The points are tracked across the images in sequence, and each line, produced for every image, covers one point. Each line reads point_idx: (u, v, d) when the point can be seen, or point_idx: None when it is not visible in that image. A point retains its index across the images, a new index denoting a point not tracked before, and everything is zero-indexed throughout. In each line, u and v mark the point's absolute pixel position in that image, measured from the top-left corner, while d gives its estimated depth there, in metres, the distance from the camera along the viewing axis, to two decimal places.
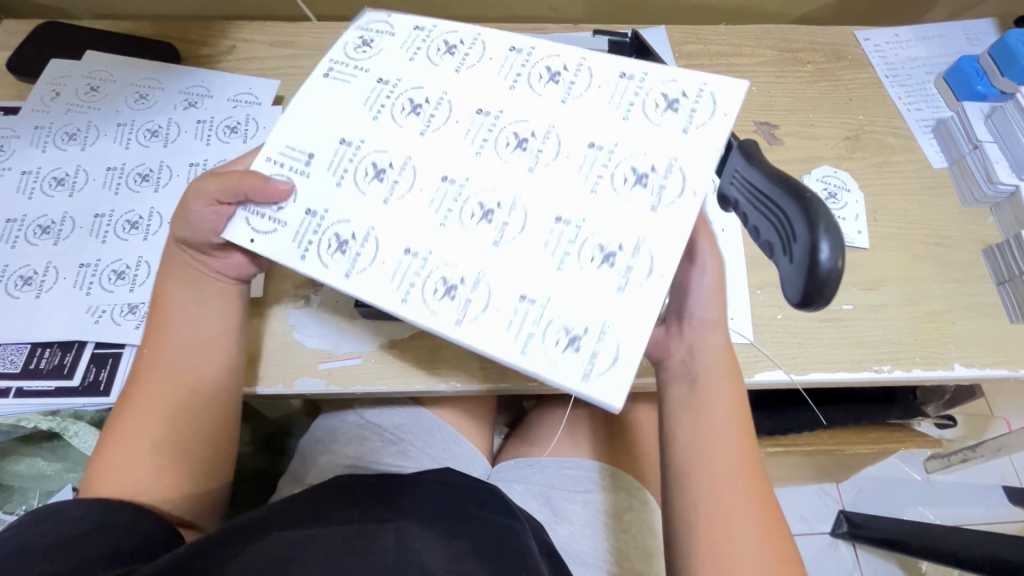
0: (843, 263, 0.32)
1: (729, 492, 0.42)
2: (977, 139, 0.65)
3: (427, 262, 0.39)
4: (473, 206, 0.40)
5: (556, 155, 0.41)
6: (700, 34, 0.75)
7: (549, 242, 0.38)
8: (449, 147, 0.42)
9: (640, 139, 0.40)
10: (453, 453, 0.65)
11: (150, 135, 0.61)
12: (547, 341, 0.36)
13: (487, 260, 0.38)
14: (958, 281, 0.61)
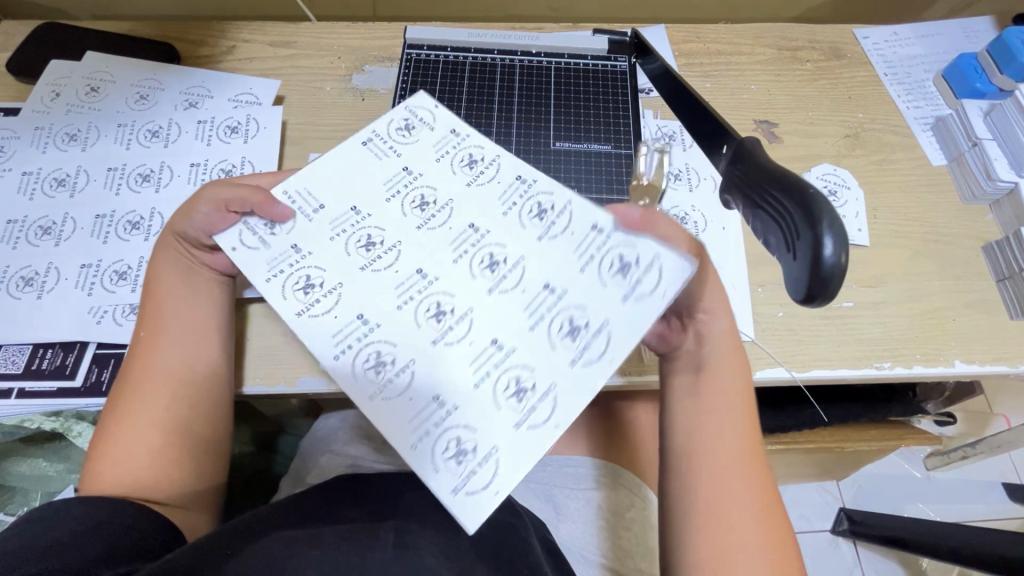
0: (847, 259, 0.31)
1: (729, 475, 0.42)
2: (977, 136, 0.65)
3: (361, 339, 0.37)
4: (430, 306, 0.37)
5: (515, 286, 0.38)
6: (700, 33, 0.75)
7: (479, 356, 0.36)
8: (420, 246, 0.39)
9: (597, 291, 0.37)
10: None
11: (151, 136, 0.61)
12: (435, 444, 0.34)
13: (422, 356, 0.36)
14: (958, 278, 0.62)
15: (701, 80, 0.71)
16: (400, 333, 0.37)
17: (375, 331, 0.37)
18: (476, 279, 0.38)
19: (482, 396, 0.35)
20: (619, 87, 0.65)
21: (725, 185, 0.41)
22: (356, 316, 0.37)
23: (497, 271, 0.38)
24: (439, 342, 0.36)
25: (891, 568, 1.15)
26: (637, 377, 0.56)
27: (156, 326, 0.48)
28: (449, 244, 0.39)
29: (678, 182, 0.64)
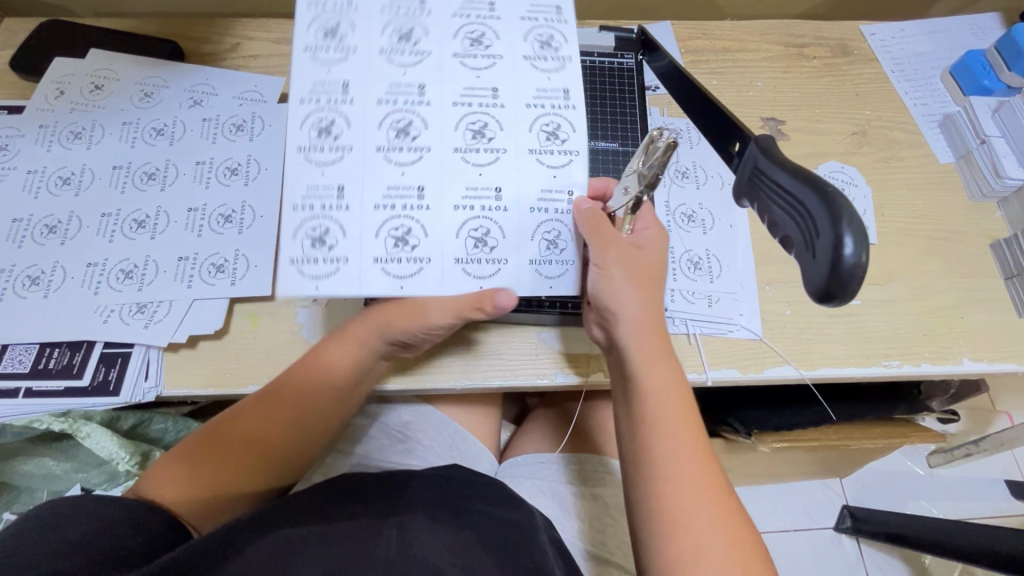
0: (866, 260, 0.31)
1: (676, 468, 0.42)
2: (985, 133, 0.65)
3: (321, 210, 0.41)
4: (396, 226, 0.42)
5: (458, 207, 0.43)
6: (706, 29, 0.74)
7: (394, 229, 0.42)
8: (398, 148, 0.42)
9: (517, 241, 0.44)
10: (460, 450, 0.65)
11: (155, 134, 0.61)
12: (312, 227, 0.41)
13: (352, 241, 0.41)
14: (966, 276, 0.61)
15: (708, 77, 0.71)
16: (356, 225, 0.42)
17: (334, 213, 0.41)
18: (461, 174, 0.43)
19: (376, 270, 0.42)
20: (626, 83, 0.65)
21: (739, 183, 0.41)
22: (333, 188, 0.41)
23: (451, 186, 0.43)
24: (372, 239, 0.42)
25: (894, 565, 1.15)
26: None
27: (304, 363, 0.50)
28: (448, 160, 0.43)
29: (684, 180, 0.64)
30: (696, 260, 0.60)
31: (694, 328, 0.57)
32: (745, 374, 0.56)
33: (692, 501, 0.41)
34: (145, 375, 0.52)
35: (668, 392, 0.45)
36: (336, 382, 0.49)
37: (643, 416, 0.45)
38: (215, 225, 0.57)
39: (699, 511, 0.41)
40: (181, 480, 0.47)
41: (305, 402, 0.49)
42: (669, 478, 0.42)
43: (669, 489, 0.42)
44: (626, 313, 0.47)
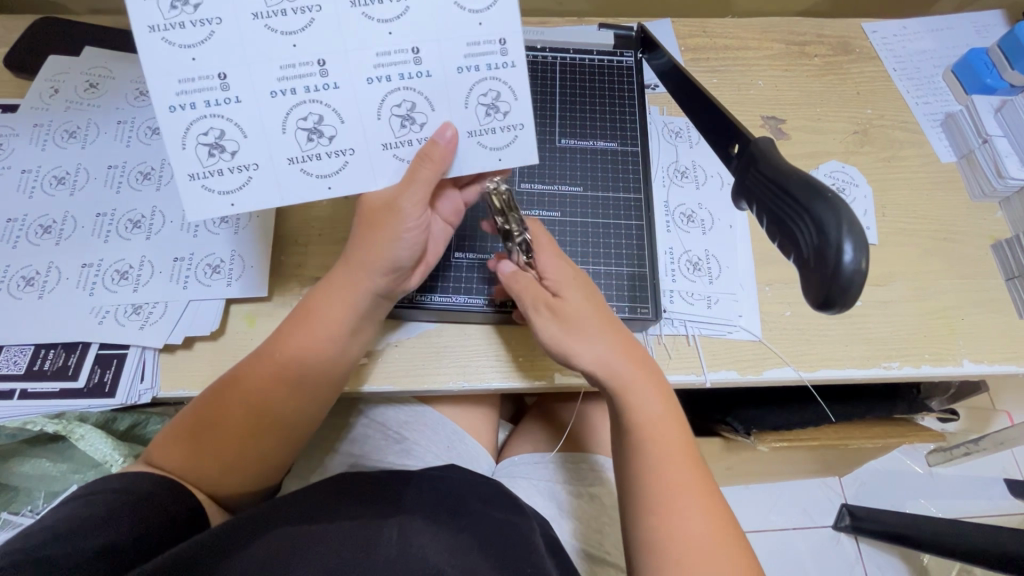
0: (866, 265, 0.31)
1: (671, 496, 0.44)
2: (987, 132, 0.65)
3: (207, 107, 0.42)
4: (304, 116, 0.43)
5: (312, 93, 0.43)
6: (706, 27, 0.74)
7: (301, 121, 0.43)
8: (321, 33, 0.41)
9: (449, 117, 0.44)
10: (458, 450, 0.65)
11: (151, 133, 0.61)
12: (207, 125, 0.42)
13: (253, 142, 0.43)
14: (967, 277, 0.61)
15: (708, 75, 0.71)
16: (255, 122, 0.43)
17: (225, 109, 0.42)
18: (359, 46, 0.41)
19: (291, 171, 0.44)
20: (624, 82, 0.64)
21: (737, 185, 0.40)
22: (216, 78, 0.41)
23: (378, 70, 0.42)
24: (280, 135, 0.43)
25: (892, 563, 1.15)
26: None
27: (294, 318, 0.49)
28: (344, 19, 0.41)
29: (683, 180, 0.63)
30: (696, 261, 0.59)
31: (693, 330, 0.56)
32: (745, 376, 0.55)
33: (691, 531, 0.42)
34: (141, 376, 0.51)
35: (658, 424, 0.47)
36: (329, 333, 0.48)
37: (640, 452, 0.46)
38: (210, 225, 0.57)
39: (701, 542, 0.42)
40: (177, 448, 0.47)
41: (288, 351, 0.48)
42: (669, 515, 0.43)
43: (666, 524, 0.43)
44: (594, 363, 0.47)
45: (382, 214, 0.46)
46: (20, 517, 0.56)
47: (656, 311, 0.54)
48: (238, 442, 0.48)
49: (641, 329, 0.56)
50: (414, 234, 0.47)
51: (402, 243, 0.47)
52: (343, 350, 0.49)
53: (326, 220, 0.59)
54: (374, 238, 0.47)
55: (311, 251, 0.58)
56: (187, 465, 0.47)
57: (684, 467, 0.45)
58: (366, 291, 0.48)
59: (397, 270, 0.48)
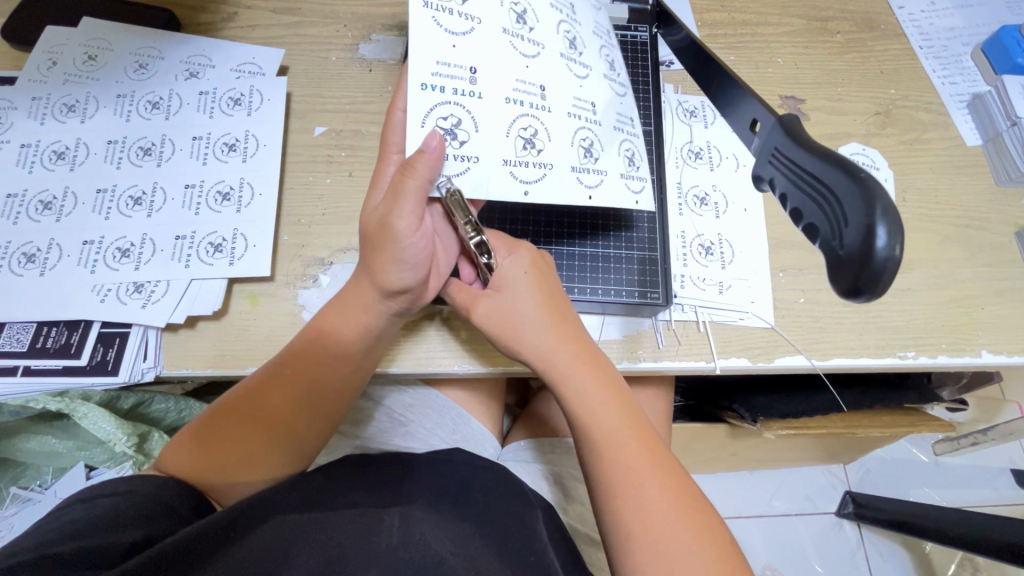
0: (902, 250, 0.29)
1: (635, 476, 0.44)
2: (1016, 115, 0.62)
3: (453, 94, 0.44)
4: (525, 127, 0.47)
5: (536, 116, 0.47)
6: (725, 2, 0.71)
7: (522, 137, 0.46)
8: (546, 69, 0.48)
9: (610, 159, 0.49)
10: (463, 434, 0.65)
11: (151, 107, 0.59)
12: (444, 108, 0.44)
13: (486, 139, 0.45)
14: (989, 265, 0.59)
15: (725, 53, 0.68)
16: (486, 120, 0.45)
17: (466, 100, 0.44)
18: (565, 84, 0.48)
19: (503, 171, 0.45)
20: (639, 59, 0.62)
21: (760, 166, 0.38)
22: (467, 71, 0.44)
23: (582, 112, 0.49)
24: (504, 138, 0.46)
25: (893, 549, 1.16)
26: (653, 364, 0.54)
27: (307, 334, 0.49)
28: (557, 63, 0.48)
29: (697, 161, 0.61)
30: (708, 246, 0.58)
31: (704, 315, 0.55)
32: (756, 363, 0.54)
33: (654, 511, 0.43)
34: (144, 355, 0.51)
35: (606, 408, 0.47)
36: (347, 349, 0.48)
37: (590, 440, 0.46)
38: (212, 203, 0.56)
39: (670, 521, 0.42)
40: (183, 453, 0.47)
41: (312, 375, 0.48)
42: (629, 495, 0.44)
43: (630, 506, 0.43)
44: (533, 355, 0.48)
45: (380, 234, 0.45)
46: (30, 492, 0.58)
47: (666, 296, 0.53)
48: (256, 450, 0.48)
49: (649, 315, 0.55)
50: (416, 253, 0.45)
51: (405, 262, 0.45)
52: (361, 361, 0.50)
53: (330, 199, 0.58)
54: (372, 258, 0.46)
55: (315, 230, 0.57)
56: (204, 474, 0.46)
57: (638, 445, 0.46)
58: (379, 310, 0.48)
59: (403, 291, 0.47)
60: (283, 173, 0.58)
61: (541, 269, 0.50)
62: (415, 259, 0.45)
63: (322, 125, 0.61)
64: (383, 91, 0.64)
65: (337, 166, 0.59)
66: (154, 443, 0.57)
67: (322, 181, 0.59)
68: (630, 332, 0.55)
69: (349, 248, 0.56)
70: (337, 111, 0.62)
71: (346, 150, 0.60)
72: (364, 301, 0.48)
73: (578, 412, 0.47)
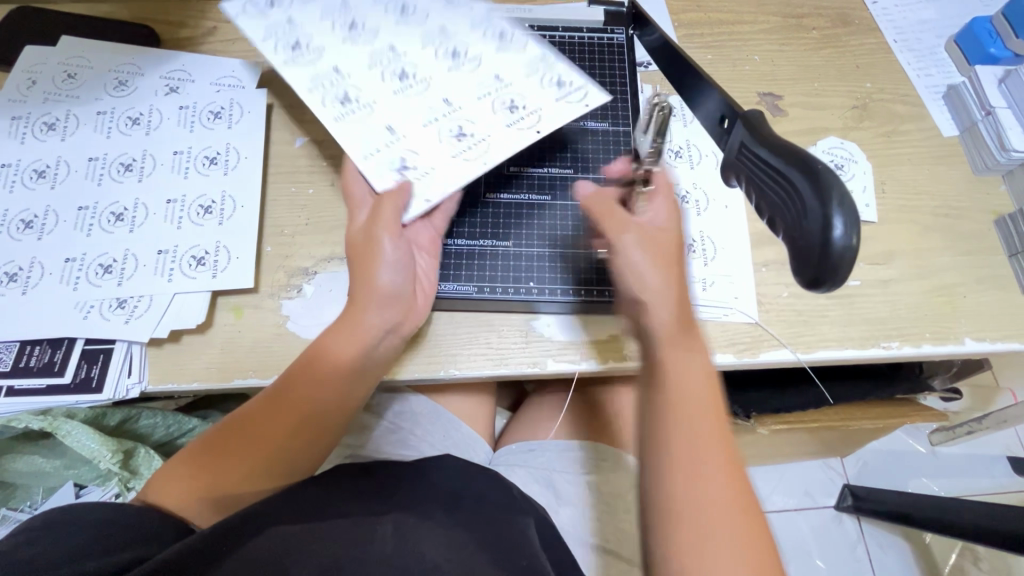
0: (855, 242, 0.31)
1: (706, 461, 0.41)
2: (990, 105, 0.63)
3: (389, 144, 0.49)
4: (460, 119, 0.51)
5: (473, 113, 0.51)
6: (700, 2, 0.72)
7: (445, 130, 0.50)
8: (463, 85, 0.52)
9: (560, 101, 0.51)
10: (455, 439, 0.66)
11: (131, 123, 0.59)
12: (385, 156, 0.48)
13: (429, 152, 0.49)
14: (969, 253, 0.60)
15: (702, 52, 0.69)
16: (425, 139, 0.49)
17: (400, 140, 0.49)
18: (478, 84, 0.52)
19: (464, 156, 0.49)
20: (616, 62, 0.63)
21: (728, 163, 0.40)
22: (384, 125, 0.50)
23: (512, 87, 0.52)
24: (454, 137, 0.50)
25: (893, 541, 1.16)
26: (640, 363, 0.54)
27: (303, 357, 0.49)
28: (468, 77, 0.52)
29: (677, 160, 0.62)
30: (690, 243, 0.58)
31: (688, 312, 0.55)
32: (741, 359, 0.54)
33: (713, 499, 0.40)
34: (128, 370, 0.51)
35: (694, 386, 0.43)
36: (334, 371, 0.48)
37: (675, 406, 0.43)
38: (194, 216, 0.56)
39: (721, 519, 0.39)
40: (177, 478, 0.47)
41: (293, 383, 0.48)
42: (697, 474, 0.41)
43: (690, 482, 0.40)
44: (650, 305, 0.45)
45: (365, 250, 0.48)
46: (19, 513, 0.57)
47: None
48: (242, 474, 0.47)
49: None
50: (398, 257, 0.49)
51: (388, 269, 0.48)
52: (348, 386, 0.49)
53: (313, 208, 0.58)
54: (360, 276, 0.48)
55: (299, 240, 0.57)
56: (202, 490, 0.46)
57: (717, 435, 0.42)
58: (370, 326, 0.48)
59: (390, 297, 0.48)
60: (265, 184, 0.59)
61: (667, 242, 0.46)
62: (398, 267, 0.48)
63: (303, 135, 0.62)
64: None
65: (320, 176, 0.60)
66: (141, 459, 0.57)
67: (305, 192, 0.59)
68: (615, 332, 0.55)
69: (333, 257, 0.56)
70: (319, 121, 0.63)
71: (328, 159, 0.61)
72: (356, 317, 0.48)
73: (671, 374, 0.44)
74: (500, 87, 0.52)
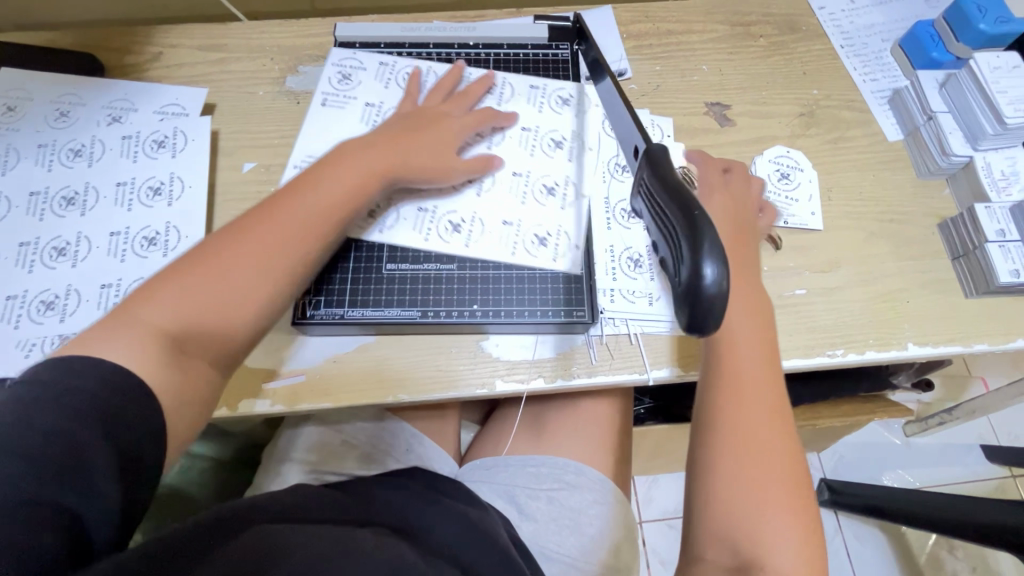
0: (726, 287, 0.29)
1: (756, 438, 0.46)
2: (931, 109, 0.63)
3: (509, 230, 0.56)
4: (540, 187, 0.58)
5: (546, 182, 0.58)
6: (648, 13, 0.72)
7: (512, 232, 0.56)
8: (522, 161, 0.58)
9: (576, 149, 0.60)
10: (417, 453, 0.67)
11: (73, 155, 0.59)
12: (495, 241, 0.55)
13: (538, 222, 0.56)
14: (913, 258, 0.60)
15: (650, 63, 0.69)
16: (527, 211, 0.57)
17: (511, 223, 0.56)
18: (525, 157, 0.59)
19: (569, 206, 0.57)
20: (561, 76, 0.64)
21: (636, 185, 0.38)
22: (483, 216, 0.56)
23: (549, 145, 0.60)
24: (553, 207, 0.57)
25: (870, 533, 1.18)
26: (587, 379, 0.54)
27: (302, 182, 0.50)
28: (524, 156, 0.59)
29: (624, 174, 0.62)
30: (638, 258, 0.59)
31: (634, 328, 0.56)
32: (689, 372, 0.55)
33: (765, 470, 0.45)
34: None
35: (764, 370, 0.49)
36: (336, 188, 0.49)
37: (733, 379, 0.48)
38: (138, 249, 0.55)
39: (772, 490, 0.45)
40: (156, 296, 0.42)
41: (299, 201, 0.48)
42: (745, 447, 0.46)
43: (744, 456, 0.46)
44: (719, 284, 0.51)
45: (428, 116, 0.56)
46: None
47: (592, 313, 0.54)
48: (223, 263, 0.44)
49: (582, 332, 0.56)
50: (451, 122, 0.56)
51: (441, 128, 0.55)
52: (334, 210, 0.49)
53: None
54: (411, 124, 0.55)
55: None
56: (193, 281, 0.43)
57: (770, 417, 0.47)
58: (401, 146, 0.53)
59: (430, 154, 0.53)
60: (211, 213, 0.59)
61: (744, 236, 0.55)
62: (435, 142, 0.54)
63: (250, 161, 0.62)
64: None
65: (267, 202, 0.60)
66: None
67: None
68: (563, 349, 0.55)
69: None
70: (266, 146, 0.63)
71: (275, 185, 0.61)
72: (395, 138, 0.53)
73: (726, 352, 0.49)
74: (537, 149, 0.59)
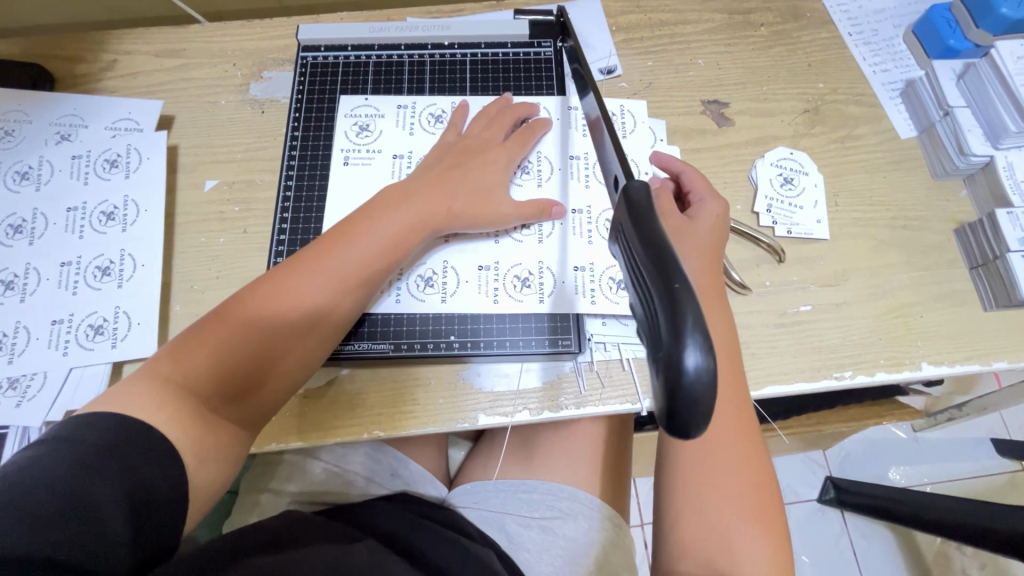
0: (708, 378, 0.23)
1: (720, 456, 0.44)
2: (948, 104, 0.58)
3: (534, 275, 0.54)
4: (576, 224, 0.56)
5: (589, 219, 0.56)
6: (639, 2, 0.67)
7: (586, 276, 0.54)
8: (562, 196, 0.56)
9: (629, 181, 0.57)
10: (402, 479, 0.64)
11: (19, 178, 0.55)
12: (519, 285, 0.53)
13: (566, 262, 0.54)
14: (927, 268, 0.56)
15: (641, 58, 0.64)
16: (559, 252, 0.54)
17: (537, 265, 0.54)
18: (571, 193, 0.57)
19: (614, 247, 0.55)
20: (544, 77, 0.61)
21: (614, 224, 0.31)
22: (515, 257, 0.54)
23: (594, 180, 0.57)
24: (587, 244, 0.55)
25: (876, 532, 1.15)
26: (576, 411, 0.51)
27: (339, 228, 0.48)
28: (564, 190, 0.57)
29: None
30: None
31: (627, 352, 0.52)
32: None
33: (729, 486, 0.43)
34: None
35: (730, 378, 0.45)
36: (373, 233, 0.48)
37: None
38: (92, 279, 0.52)
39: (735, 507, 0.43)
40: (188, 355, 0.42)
41: (340, 246, 0.47)
42: (705, 464, 0.43)
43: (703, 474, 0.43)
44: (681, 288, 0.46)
45: (472, 147, 0.54)
46: None
47: (579, 342, 0.52)
48: (259, 319, 0.44)
49: (570, 358, 0.52)
50: (496, 158, 0.54)
51: (487, 166, 0.54)
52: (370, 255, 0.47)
53: (225, 260, 0.54)
54: (459, 161, 0.53)
55: (209, 296, 0.53)
56: (228, 343, 0.42)
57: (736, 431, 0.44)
58: (446, 188, 0.51)
59: (476, 197, 0.52)
60: (170, 237, 0.55)
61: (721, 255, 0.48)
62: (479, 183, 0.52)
63: (212, 178, 0.57)
64: (276, 135, 0.59)
65: (230, 223, 0.55)
66: None
67: (213, 241, 0.55)
68: (550, 378, 0.52)
69: None
70: (229, 160, 0.58)
71: (239, 204, 0.56)
72: (440, 179, 0.52)
73: None
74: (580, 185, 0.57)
